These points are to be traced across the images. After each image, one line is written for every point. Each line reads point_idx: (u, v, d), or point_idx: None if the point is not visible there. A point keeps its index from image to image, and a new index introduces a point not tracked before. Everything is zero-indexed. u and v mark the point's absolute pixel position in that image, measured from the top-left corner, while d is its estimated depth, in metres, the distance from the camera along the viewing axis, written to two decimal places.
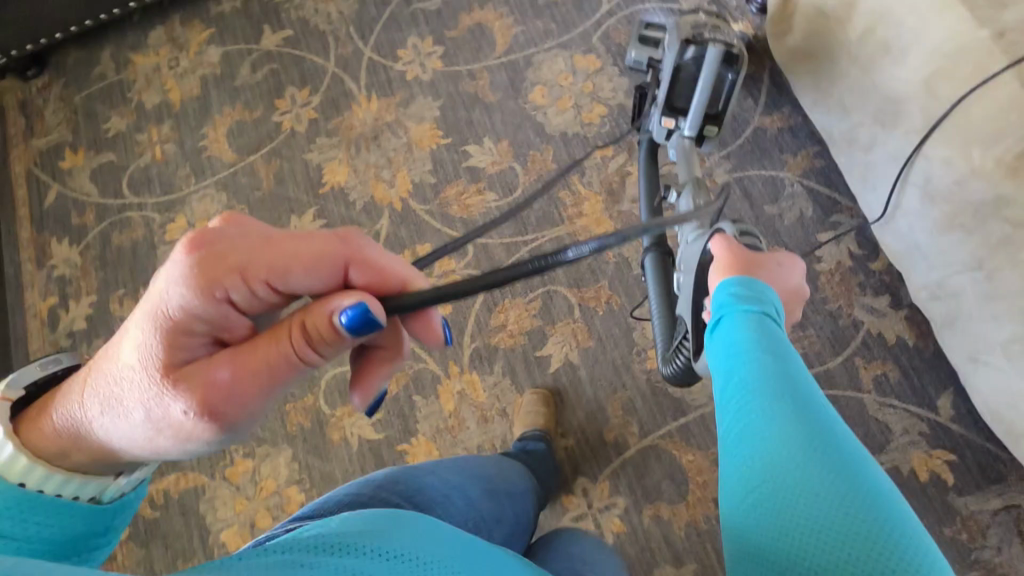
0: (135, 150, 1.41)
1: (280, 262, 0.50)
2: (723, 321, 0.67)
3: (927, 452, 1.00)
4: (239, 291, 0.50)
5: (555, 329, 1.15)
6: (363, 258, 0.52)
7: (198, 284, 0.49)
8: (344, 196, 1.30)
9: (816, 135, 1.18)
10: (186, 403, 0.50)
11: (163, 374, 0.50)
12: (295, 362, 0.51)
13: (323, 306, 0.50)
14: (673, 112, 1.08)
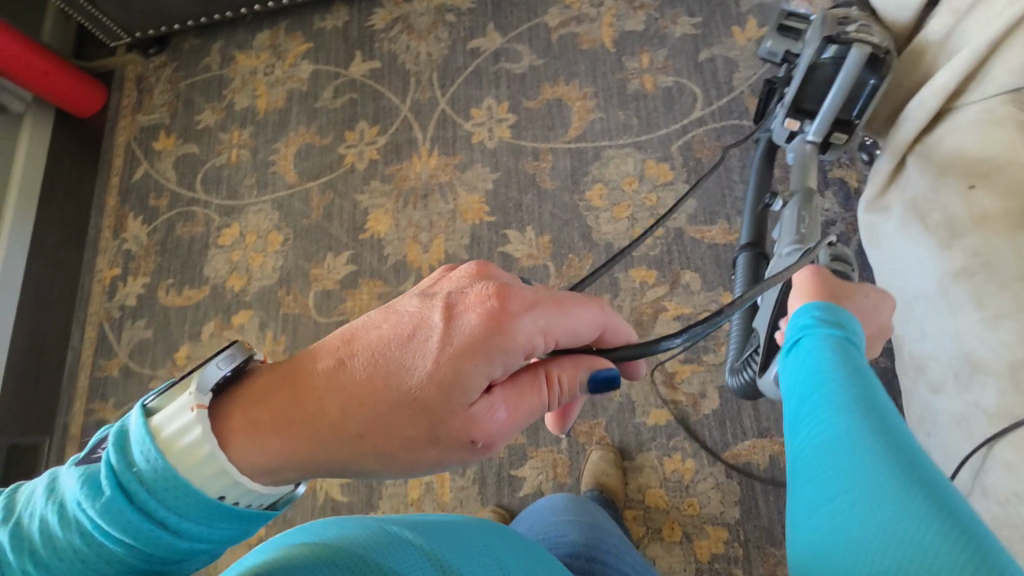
0: (216, 148, 1.50)
1: (572, 326, 0.53)
2: (802, 342, 0.66)
3: None
4: (535, 347, 0.51)
5: (536, 454, 1.11)
6: (615, 327, 0.56)
7: (510, 329, 0.50)
8: (379, 247, 1.30)
9: None
10: (470, 435, 0.51)
11: (455, 407, 0.50)
12: (550, 405, 0.54)
13: (577, 365, 0.55)
14: (798, 113, 0.97)
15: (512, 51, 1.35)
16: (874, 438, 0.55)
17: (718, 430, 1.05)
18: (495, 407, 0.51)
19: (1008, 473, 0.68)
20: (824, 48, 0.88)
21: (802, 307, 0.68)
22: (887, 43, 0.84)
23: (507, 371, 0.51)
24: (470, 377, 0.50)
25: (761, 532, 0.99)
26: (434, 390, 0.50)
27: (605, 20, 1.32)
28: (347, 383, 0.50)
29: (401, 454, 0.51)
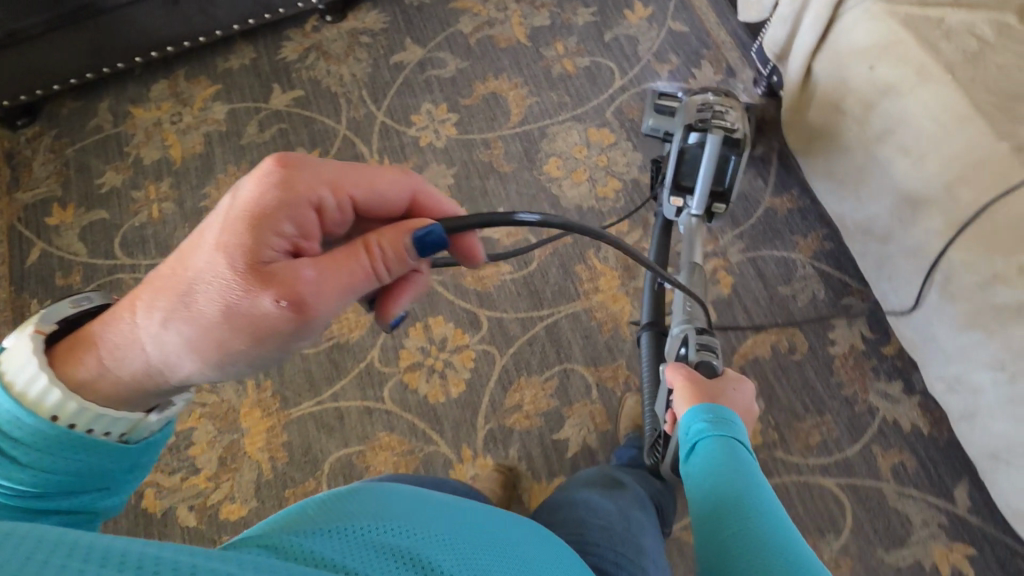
0: (131, 208, 1.35)
1: (363, 179, 0.52)
2: (699, 446, 0.72)
3: (947, 545, 0.99)
4: (326, 202, 0.51)
5: (572, 411, 1.12)
6: (428, 191, 0.56)
7: (294, 187, 0.49)
8: None
9: (825, 218, 1.21)
10: (273, 295, 0.47)
11: (249, 272, 0.47)
12: (372, 276, 0.50)
13: (396, 230, 0.51)
14: (681, 190, 1.10)
15: (436, 59, 1.43)
16: (736, 490, 0.66)
17: (724, 339, 1.15)
18: (297, 268, 0.48)
19: (965, 271, 0.86)
20: (689, 133, 1.06)
21: (691, 413, 0.75)
22: (738, 126, 1.05)
23: (308, 234, 0.50)
24: (261, 235, 0.48)
25: (787, 413, 1.09)
26: (226, 261, 0.47)
27: (514, 20, 1.45)
28: (157, 283, 0.48)
29: (231, 342, 0.47)
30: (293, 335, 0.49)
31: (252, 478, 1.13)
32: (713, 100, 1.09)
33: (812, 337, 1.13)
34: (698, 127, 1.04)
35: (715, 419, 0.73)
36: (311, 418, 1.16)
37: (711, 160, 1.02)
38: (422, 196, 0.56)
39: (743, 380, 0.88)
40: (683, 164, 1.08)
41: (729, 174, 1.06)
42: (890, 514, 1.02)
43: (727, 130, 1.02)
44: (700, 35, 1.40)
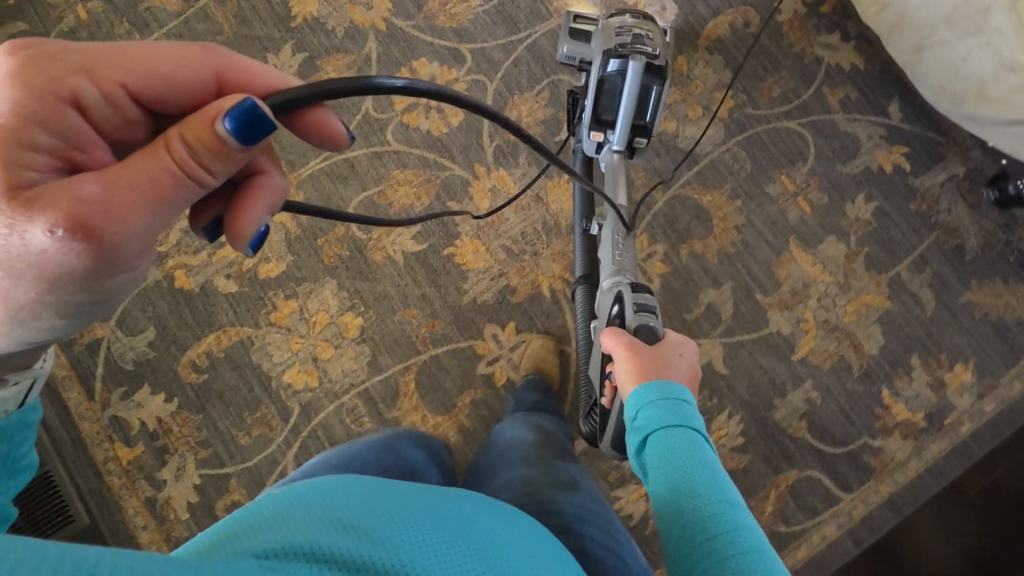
0: (50, 14, 1.22)
1: (140, 65, 0.47)
2: (651, 440, 0.64)
3: (888, 150, 1.21)
4: (84, 88, 0.46)
5: (568, 115, 1.21)
6: (235, 64, 0.50)
7: (37, 80, 0.44)
8: (320, 25, 1.23)
9: None
10: (45, 223, 0.42)
11: (9, 201, 0.42)
12: (180, 176, 0.45)
13: (202, 115, 0.44)
14: (601, 126, 1.02)
15: None
16: (714, 510, 0.58)
17: (688, 27, 1.24)
18: (77, 186, 0.43)
19: None
20: (609, 61, 0.94)
21: (635, 399, 0.67)
22: (659, 52, 0.93)
23: (80, 144, 0.46)
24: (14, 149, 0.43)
25: (751, 77, 1.23)
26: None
27: None
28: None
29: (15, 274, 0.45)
30: (100, 270, 0.46)
31: (280, 238, 1.15)
32: (632, 22, 0.95)
33: (763, 10, 1.25)
34: (619, 55, 0.92)
35: (661, 396, 0.66)
36: (322, 174, 1.17)
37: (634, 91, 0.92)
38: (233, 70, 0.50)
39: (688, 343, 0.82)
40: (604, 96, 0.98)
41: (651, 107, 0.96)
42: (843, 136, 1.21)
43: (649, 58, 0.91)
44: None
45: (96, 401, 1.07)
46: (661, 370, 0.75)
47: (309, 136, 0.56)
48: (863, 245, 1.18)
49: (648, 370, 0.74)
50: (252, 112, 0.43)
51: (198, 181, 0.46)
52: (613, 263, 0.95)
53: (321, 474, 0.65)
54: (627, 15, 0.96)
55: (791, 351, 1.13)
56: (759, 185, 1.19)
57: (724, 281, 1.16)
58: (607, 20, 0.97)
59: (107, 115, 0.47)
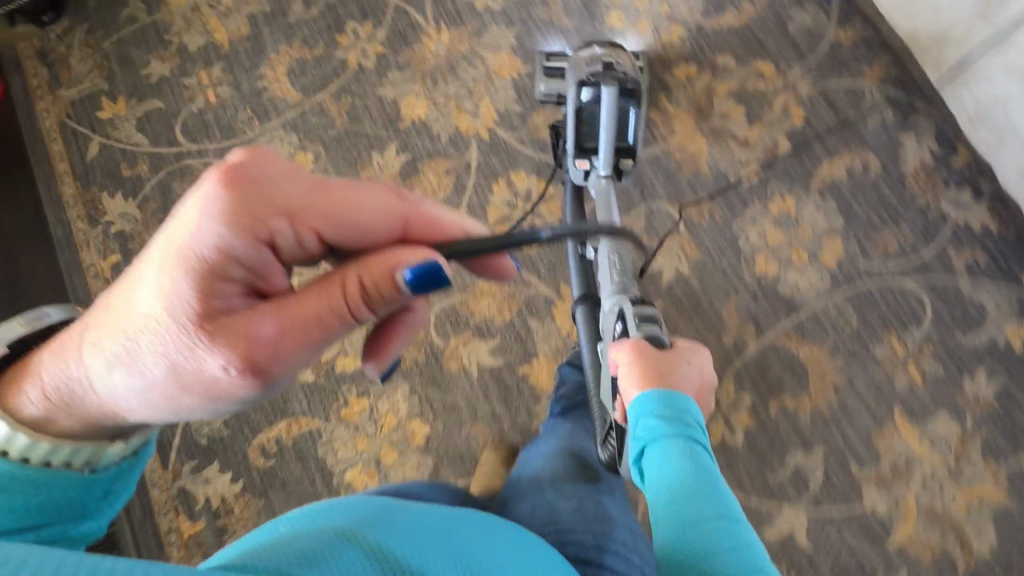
0: (185, 95, 1.32)
1: (328, 211, 0.55)
2: (650, 449, 0.71)
3: (1017, 324, 1.10)
4: (282, 232, 0.53)
5: (662, 245, 1.17)
6: (417, 215, 0.58)
7: (241, 223, 0.52)
8: (426, 129, 1.27)
9: (890, 45, 1.24)
10: (228, 357, 0.53)
11: (199, 323, 0.53)
12: (347, 318, 0.55)
13: (381, 268, 0.54)
14: (585, 153, 1.11)
15: None
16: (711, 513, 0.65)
17: (801, 165, 1.19)
18: (256, 321, 0.53)
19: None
20: (582, 90, 1.07)
21: (643, 402, 0.74)
22: (629, 77, 1.06)
23: (268, 275, 0.54)
24: (217, 281, 0.53)
25: (864, 226, 1.16)
26: (178, 308, 0.52)
27: None
28: (119, 316, 0.54)
29: (184, 385, 0.54)
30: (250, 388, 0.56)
31: (361, 334, 1.17)
32: (599, 52, 1.09)
33: (884, 156, 1.19)
34: (591, 83, 1.04)
35: (669, 408, 0.72)
36: None
37: (608, 112, 1.02)
38: (411, 227, 0.58)
39: (700, 352, 0.87)
40: (584, 125, 1.09)
41: (630, 127, 1.07)
42: (965, 303, 1.11)
43: (621, 79, 1.03)
44: None
45: (169, 471, 1.13)
46: (664, 376, 0.80)
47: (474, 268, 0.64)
48: (979, 428, 1.06)
49: (652, 375, 0.79)
50: (442, 276, 0.54)
51: (359, 320, 0.56)
52: (615, 283, 0.98)
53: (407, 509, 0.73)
54: (593, 48, 1.10)
55: (886, 535, 1.03)
56: (864, 344, 1.11)
57: (815, 445, 1.07)
58: (576, 54, 1.11)
59: (292, 250, 0.55)
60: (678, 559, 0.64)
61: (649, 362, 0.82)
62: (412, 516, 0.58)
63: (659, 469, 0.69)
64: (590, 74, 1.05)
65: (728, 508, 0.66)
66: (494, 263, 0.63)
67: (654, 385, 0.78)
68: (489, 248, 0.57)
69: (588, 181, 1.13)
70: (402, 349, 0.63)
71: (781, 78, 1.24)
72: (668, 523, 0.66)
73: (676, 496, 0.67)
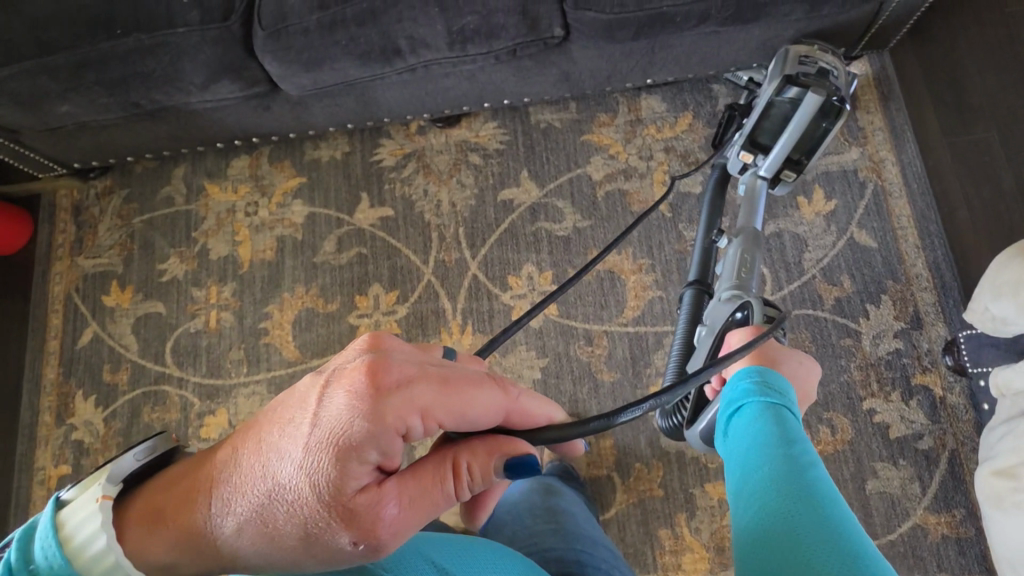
0: (189, 309, 1.24)
1: (456, 408, 0.48)
2: (743, 409, 0.64)
3: None
4: (415, 429, 0.47)
5: None
6: (522, 411, 0.52)
7: (377, 417, 0.45)
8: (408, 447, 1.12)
9: (988, 563, 0.96)
10: (352, 536, 0.45)
11: (333, 508, 0.45)
12: (451, 495, 0.50)
13: (488, 450, 0.51)
14: (755, 146, 1.03)
15: (552, 207, 1.20)
16: (794, 494, 0.53)
17: None
18: (381, 501, 0.46)
19: None
20: (785, 86, 0.97)
21: (741, 370, 0.67)
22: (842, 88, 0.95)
23: (395, 460, 0.46)
24: (351, 464, 0.45)
25: None
26: (312, 482, 0.44)
27: (657, 176, 1.19)
28: (238, 476, 0.46)
29: (292, 551, 0.45)
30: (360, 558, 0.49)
31: None
32: (819, 55, 0.98)
33: None
34: (801, 83, 0.94)
35: (770, 384, 0.64)
36: None
37: (802, 121, 0.95)
38: (516, 417, 0.52)
39: (809, 362, 0.80)
40: (769, 119, 1.00)
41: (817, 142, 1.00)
42: None
43: (832, 91, 0.93)
44: (890, 258, 1.10)
45: None
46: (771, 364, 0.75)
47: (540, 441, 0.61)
48: None
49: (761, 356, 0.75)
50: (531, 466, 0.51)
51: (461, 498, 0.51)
52: (736, 278, 0.96)
53: None
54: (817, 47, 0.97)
55: None
56: None
57: None
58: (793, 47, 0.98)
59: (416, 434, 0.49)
60: (752, 529, 0.53)
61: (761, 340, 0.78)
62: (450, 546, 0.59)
63: (752, 433, 0.61)
64: (803, 71, 0.94)
65: (830, 496, 0.53)
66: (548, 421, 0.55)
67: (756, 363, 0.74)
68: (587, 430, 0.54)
69: (742, 177, 1.08)
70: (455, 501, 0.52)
71: None
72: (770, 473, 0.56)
73: (767, 441, 0.59)
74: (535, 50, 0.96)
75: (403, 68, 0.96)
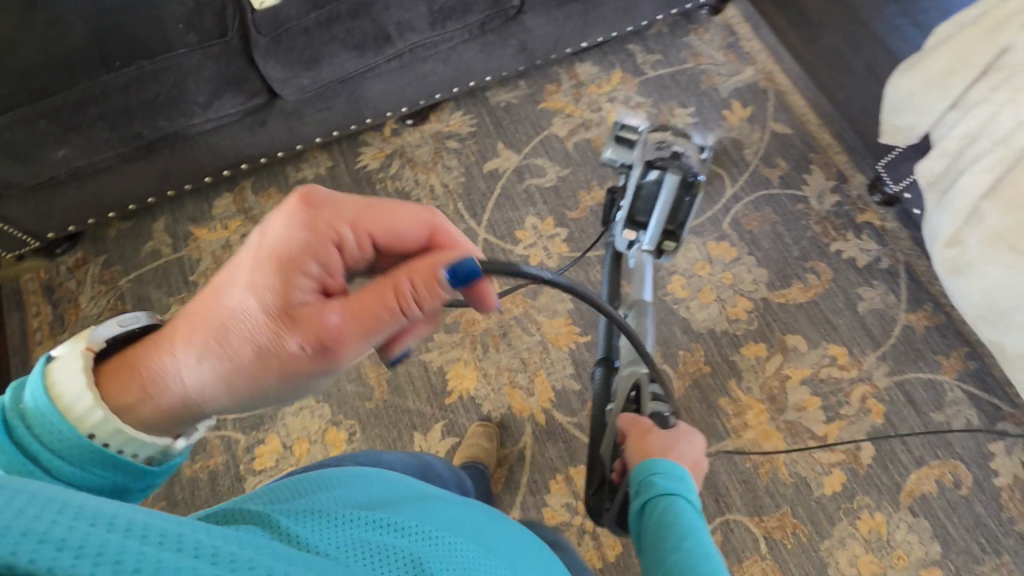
0: None
1: (379, 218, 0.51)
2: (649, 502, 0.64)
3: None
4: (346, 241, 0.51)
5: (743, 570, 1.03)
6: (443, 229, 0.53)
7: (313, 231, 0.49)
8: (475, 405, 1.14)
9: (964, 335, 1.18)
10: (300, 339, 0.47)
11: (279, 312, 0.47)
12: (397, 313, 0.48)
13: (428, 265, 0.48)
14: (635, 225, 1.11)
15: (534, 165, 1.35)
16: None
17: (887, 474, 1.09)
18: (325, 309, 0.48)
19: None
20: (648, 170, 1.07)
21: (647, 463, 0.67)
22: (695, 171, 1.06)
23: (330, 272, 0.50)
24: (293, 272, 0.48)
25: (966, 555, 1.03)
26: (265, 295, 0.47)
27: (611, 122, 1.39)
28: (210, 311, 0.47)
29: (248, 365, 0.47)
30: (312, 374, 0.49)
31: None
32: (671, 138, 1.12)
33: (974, 467, 1.09)
34: (658, 167, 1.05)
35: (672, 470, 0.65)
36: None
37: (667, 201, 1.04)
38: (442, 235, 0.54)
39: (696, 434, 0.80)
40: (641, 199, 1.08)
41: (683, 213, 1.09)
42: None
43: (685, 171, 1.03)
44: (805, 138, 1.37)
45: None
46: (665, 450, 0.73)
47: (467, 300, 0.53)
48: None
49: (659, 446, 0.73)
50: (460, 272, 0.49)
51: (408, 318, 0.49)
52: (633, 354, 0.95)
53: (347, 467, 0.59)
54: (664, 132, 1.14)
55: None
56: None
57: None
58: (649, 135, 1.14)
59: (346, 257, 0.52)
60: None
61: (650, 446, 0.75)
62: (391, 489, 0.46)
63: (657, 522, 0.61)
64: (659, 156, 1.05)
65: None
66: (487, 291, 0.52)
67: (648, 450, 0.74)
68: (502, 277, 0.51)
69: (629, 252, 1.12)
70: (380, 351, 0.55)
71: (856, 366, 1.17)
72: (650, 565, 0.60)
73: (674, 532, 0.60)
74: (498, 24, 1.14)
75: (393, 55, 1.07)
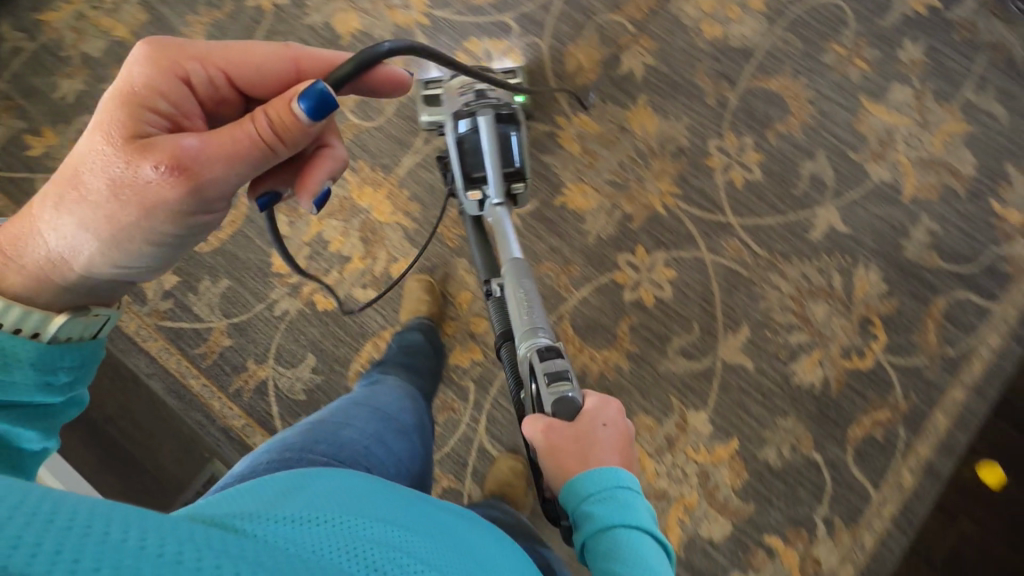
0: None
1: (234, 56, 0.62)
2: (592, 539, 0.64)
3: None
4: (197, 73, 0.61)
5: (623, 49, 1.27)
6: (307, 55, 0.65)
7: (161, 63, 0.60)
8: (368, 36, 1.28)
9: None
10: (152, 161, 0.56)
11: (132, 144, 0.57)
12: (259, 144, 0.58)
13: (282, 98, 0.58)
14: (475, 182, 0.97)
15: None
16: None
17: None
18: (180, 138, 0.57)
19: None
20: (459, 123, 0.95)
21: (589, 480, 0.66)
22: (507, 105, 0.96)
23: (188, 113, 0.61)
24: (142, 110, 0.58)
25: None
26: (116, 138, 0.57)
27: None
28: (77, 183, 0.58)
29: (126, 209, 0.58)
30: (185, 204, 0.58)
31: (401, 236, 1.19)
32: (469, 79, 1.00)
33: None
34: (466, 115, 0.94)
35: (606, 487, 0.65)
36: (419, 166, 1.21)
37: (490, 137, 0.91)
38: (304, 67, 0.65)
39: (605, 401, 0.78)
40: (466, 154, 0.95)
41: (515, 151, 0.94)
42: None
43: (496, 109, 0.93)
44: None
45: None
46: (584, 449, 0.72)
47: (371, 90, 0.70)
48: (926, 84, 1.23)
49: (573, 459, 0.71)
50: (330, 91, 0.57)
51: (271, 147, 0.58)
52: (523, 321, 0.85)
53: (320, 445, 0.70)
54: (464, 76, 1.01)
55: (899, 193, 1.19)
56: (816, 58, 1.26)
57: (816, 151, 1.22)
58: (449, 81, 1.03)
59: (206, 91, 0.63)
60: None
61: (563, 449, 0.72)
62: (346, 490, 0.52)
63: (610, 550, 0.62)
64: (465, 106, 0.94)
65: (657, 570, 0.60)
66: (392, 73, 0.70)
67: (573, 461, 0.71)
68: (345, 73, 0.62)
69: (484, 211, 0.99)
70: (289, 190, 0.70)
71: None
72: None
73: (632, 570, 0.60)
74: None
75: None
